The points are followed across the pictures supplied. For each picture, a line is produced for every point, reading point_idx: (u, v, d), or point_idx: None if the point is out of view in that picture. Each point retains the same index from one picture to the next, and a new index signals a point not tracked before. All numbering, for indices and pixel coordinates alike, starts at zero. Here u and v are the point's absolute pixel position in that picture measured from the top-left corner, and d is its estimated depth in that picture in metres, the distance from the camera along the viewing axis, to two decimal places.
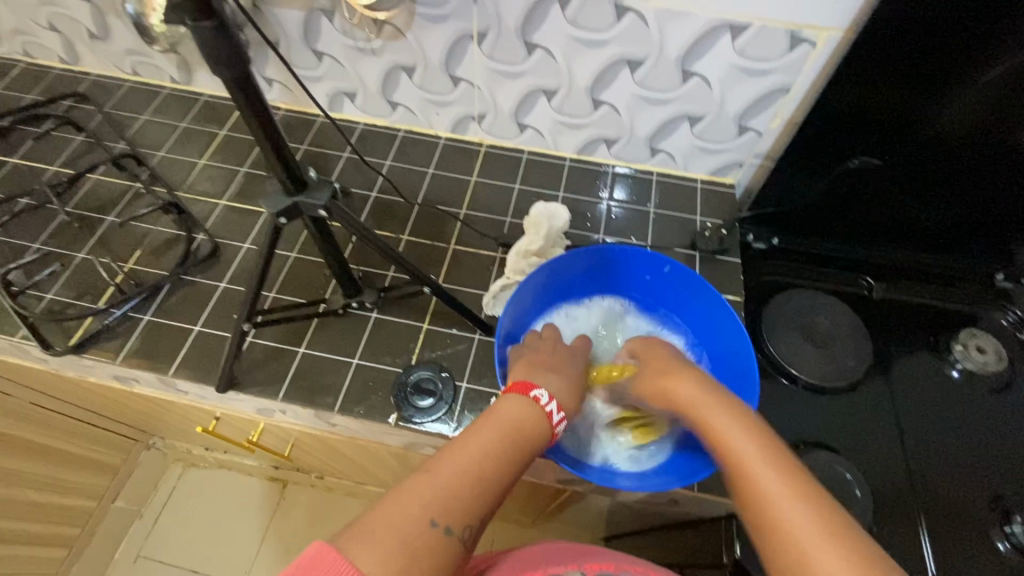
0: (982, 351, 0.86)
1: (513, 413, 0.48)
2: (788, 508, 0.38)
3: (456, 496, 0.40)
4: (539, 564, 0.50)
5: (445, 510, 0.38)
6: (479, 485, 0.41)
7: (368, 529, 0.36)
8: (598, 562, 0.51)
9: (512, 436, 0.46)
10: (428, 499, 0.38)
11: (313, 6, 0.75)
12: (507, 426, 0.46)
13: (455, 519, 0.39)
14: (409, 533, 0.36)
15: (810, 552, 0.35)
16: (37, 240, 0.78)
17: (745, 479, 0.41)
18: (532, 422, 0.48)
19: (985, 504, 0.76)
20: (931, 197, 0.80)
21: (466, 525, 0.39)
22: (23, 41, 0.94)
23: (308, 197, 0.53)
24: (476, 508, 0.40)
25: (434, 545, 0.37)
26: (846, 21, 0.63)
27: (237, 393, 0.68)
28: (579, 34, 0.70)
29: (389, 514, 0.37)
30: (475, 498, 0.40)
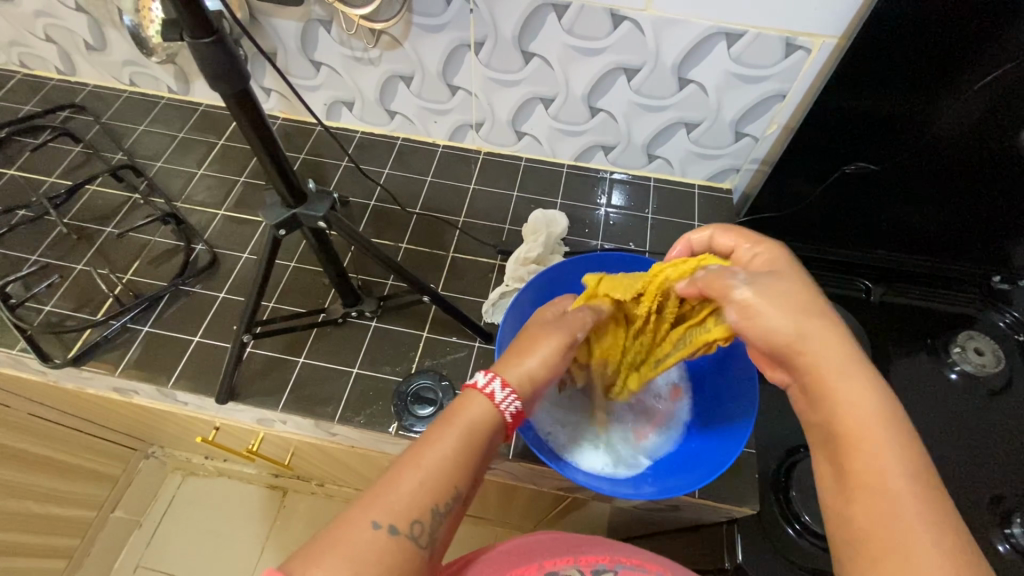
0: (981, 353, 0.87)
1: (463, 405, 0.46)
2: (896, 481, 0.37)
3: (403, 501, 0.40)
4: (533, 556, 0.51)
5: (390, 512, 0.40)
6: (429, 484, 0.41)
7: (322, 546, 0.38)
8: (593, 554, 0.51)
9: (464, 432, 0.45)
10: (372, 505, 0.40)
11: (310, 16, 0.75)
12: (469, 428, 0.45)
13: (401, 519, 0.40)
14: (356, 544, 0.38)
15: (913, 527, 0.35)
16: (36, 252, 0.78)
17: (857, 445, 0.39)
18: (492, 420, 0.46)
19: (985, 505, 0.77)
20: (929, 200, 0.80)
21: (416, 523, 0.40)
22: (20, 53, 0.95)
23: (307, 209, 0.53)
24: (425, 506, 0.41)
25: (383, 547, 0.38)
26: (841, 29, 0.64)
27: (237, 403, 0.68)
28: (575, 42, 0.71)
29: (336, 525, 0.39)
30: (419, 496, 0.41)
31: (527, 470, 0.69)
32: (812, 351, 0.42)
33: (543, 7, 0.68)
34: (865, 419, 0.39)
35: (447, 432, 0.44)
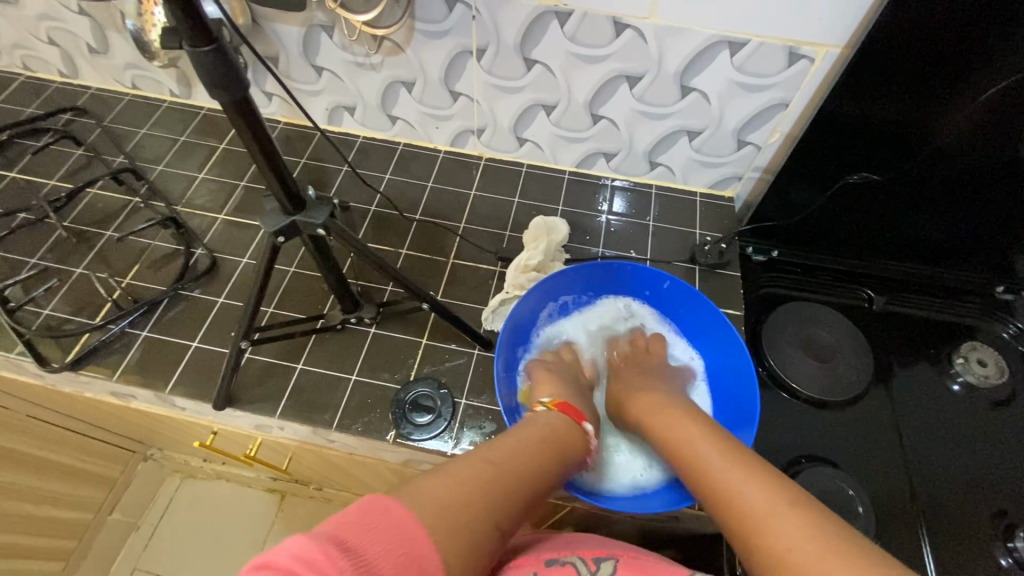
0: (983, 364, 0.87)
1: (559, 432, 0.54)
2: (754, 501, 0.42)
3: (499, 488, 0.43)
4: (531, 552, 0.50)
5: (501, 506, 0.42)
6: (525, 479, 0.45)
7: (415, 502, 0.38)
8: (591, 547, 0.50)
9: (550, 445, 0.51)
10: (488, 487, 0.42)
11: (312, 22, 0.75)
12: (549, 435, 0.52)
13: (507, 516, 0.42)
14: (457, 511, 0.39)
15: (776, 536, 0.39)
16: (35, 255, 0.78)
17: (715, 490, 0.45)
18: (567, 439, 0.54)
19: (987, 518, 0.76)
20: (932, 210, 0.80)
21: (511, 523, 0.42)
22: (22, 55, 0.95)
23: (307, 216, 0.53)
24: (520, 509, 0.44)
25: (477, 529, 0.39)
26: (844, 38, 0.63)
27: (234, 410, 0.67)
28: (577, 49, 0.71)
29: (448, 490, 0.39)
30: (519, 499, 0.44)
31: None
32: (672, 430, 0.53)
33: (545, 15, 0.68)
34: (714, 464, 0.47)
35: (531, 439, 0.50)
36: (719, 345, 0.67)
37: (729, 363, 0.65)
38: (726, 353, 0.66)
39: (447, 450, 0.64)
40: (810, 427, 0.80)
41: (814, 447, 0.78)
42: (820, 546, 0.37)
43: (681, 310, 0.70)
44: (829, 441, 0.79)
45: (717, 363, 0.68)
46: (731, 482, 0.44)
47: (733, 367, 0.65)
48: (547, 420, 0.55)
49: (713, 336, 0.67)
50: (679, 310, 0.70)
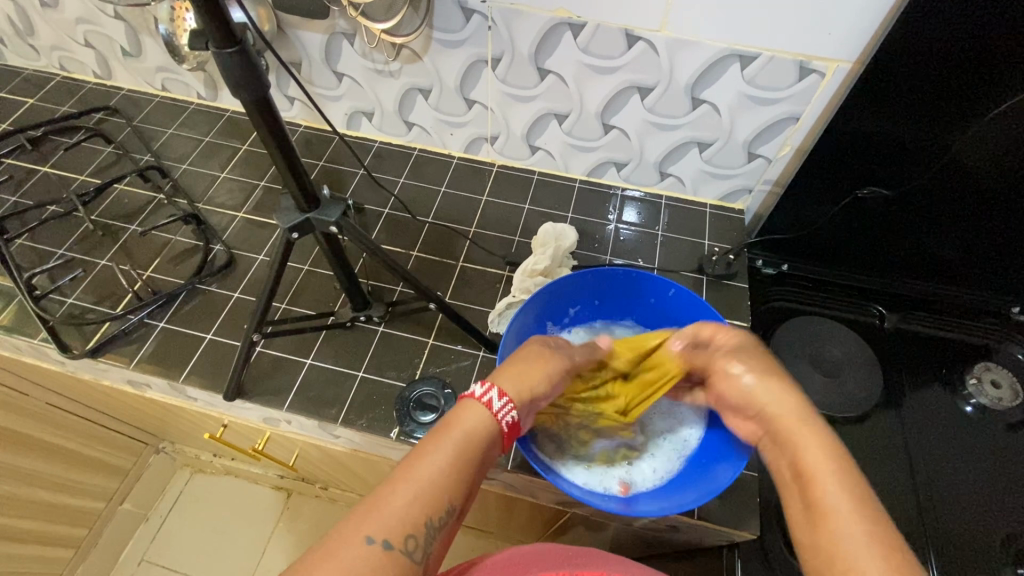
0: (997, 385, 0.86)
1: (468, 426, 0.47)
2: (851, 526, 0.41)
3: (401, 516, 0.41)
4: (531, 567, 0.54)
5: (384, 527, 0.41)
6: (424, 495, 0.43)
7: (314, 559, 0.39)
8: (587, 568, 0.54)
9: (457, 444, 0.46)
10: (365, 521, 0.41)
11: (334, 30, 0.78)
12: (461, 437, 0.46)
13: (395, 533, 0.41)
14: (346, 557, 0.39)
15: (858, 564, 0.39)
16: (63, 246, 0.81)
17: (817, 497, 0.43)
18: (486, 429, 0.48)
19: (998, 544, 0.74)
20: (945, 227, 0.79)
21: (410, 537, 0.41)
22: (60, 57, 0.99)
23: (321, 213, 0.55)
24: (419, 519, 0.42)
25: (377, 562, 0.39)
26: (855, 53, 0.64)
27: (243, 401, 0.69)
28: (591, 61, 0.72)
29: (331, 546, 0.40)
30: (411, 510, 0.42)
31: (525, 482, 0.68)
32: (781, 422, 0.50)
33: (558, 27, 0.70)
34: (816, 466, 0.45)
35: (441, 443, 0.46)
36: None
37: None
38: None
39: None
40: None
41: None
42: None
43: (683, 318, 0.70)
44: None
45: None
46: (825, 483, 0.44)
47: None
48: (468, 419, 0.48)
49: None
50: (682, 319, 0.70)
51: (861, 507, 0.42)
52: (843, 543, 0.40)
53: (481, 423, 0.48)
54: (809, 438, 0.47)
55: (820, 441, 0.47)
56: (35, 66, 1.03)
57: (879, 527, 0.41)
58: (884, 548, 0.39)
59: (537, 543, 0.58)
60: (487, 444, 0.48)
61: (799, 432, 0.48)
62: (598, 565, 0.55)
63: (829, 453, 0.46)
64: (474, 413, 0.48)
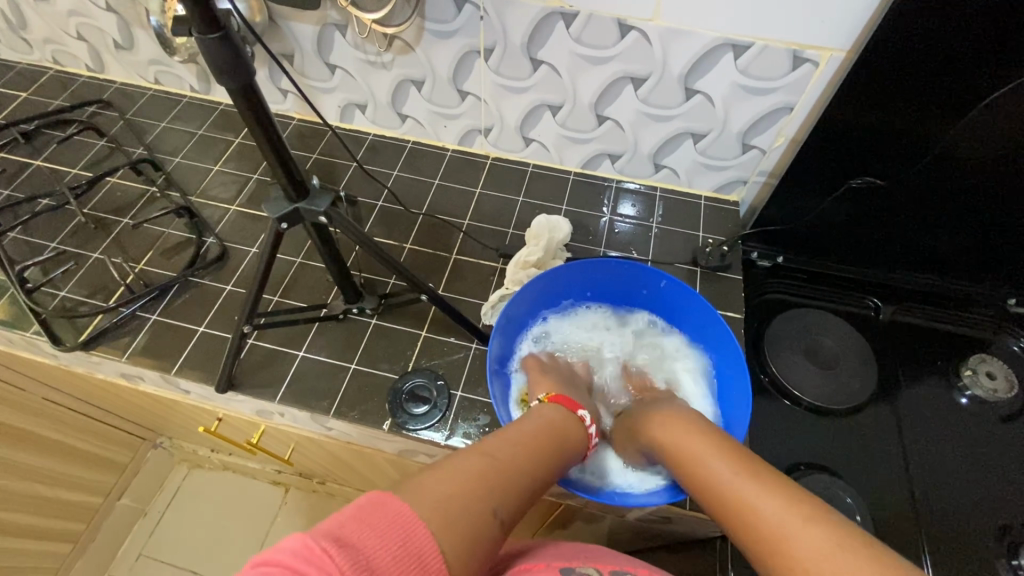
0: (992, 377, 0.85)
1: (552, 424, 0.54)
2: (763, 503, 0.43)
3: (517, 495, 0.44)
4: (541, 558, 0.52)
5: (492, 489, 0.42)
6: (522, 476, 0.45)
7: (428, 487, 0.39)
8: (605, 560, 0.52)
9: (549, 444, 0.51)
10: (477, 474, 0.42)
11: (326, 21, 0.77)
12: (550, 437, 0.52)
13: (501, 501, 0.42)
14: (464, 498, 0.39)
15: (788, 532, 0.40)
16: (56, 239, 0.81)
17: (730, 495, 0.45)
18: (576, 442, 0.55)
19: (992, 535, 0.74)
20: (940, 217, 0.79)
21: (509, 509, 0.42)
22: (52, 50, 0.99)
23: (310, 203, 0.54)
24: (515, 495, 0.44)
25: (483, 514, 0.40)
26: (849, 42, 0.63)
27: (236, 393, 0.69)
28: (583, 51, 0.72)
29: (447, 480, 0.40)
30: (513, 486, 0.44)
31: None
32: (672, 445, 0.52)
33: (551, 16, 0.69)
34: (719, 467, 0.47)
35: (547, 450, 0.51)
36: (713, 345, 0.67)
37: (724, 371, 0.65)
38: (727, 371, 0.64)
39: (441, 441, 0.65)
40: (810, 435, 0.79)
41: (814, 455, 0.78)
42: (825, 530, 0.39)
43: (677, 309, 0.70)
44: (829, 450, 0.78)
45: (717, 372, 0.67)
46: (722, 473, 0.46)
47: (730, 376, 0.64)
48: (563, 428, 0.55)
49: (711, 344, 0.67)
50: (675, 310, 0.70)
51: (769, 488, 0.43)
52: (765, 516, 0.42)
53: (572, 438, 0.55)
54: (704, 446, 0.50)
55: (709, 442, 0.50)
56: (28, 60, 1.03)
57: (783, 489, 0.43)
58: (796, 506, 0.41)
59: (550, 544, 0.56)
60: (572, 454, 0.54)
61: (692, 446, 0.50)
62: (615, 560, 0.52)
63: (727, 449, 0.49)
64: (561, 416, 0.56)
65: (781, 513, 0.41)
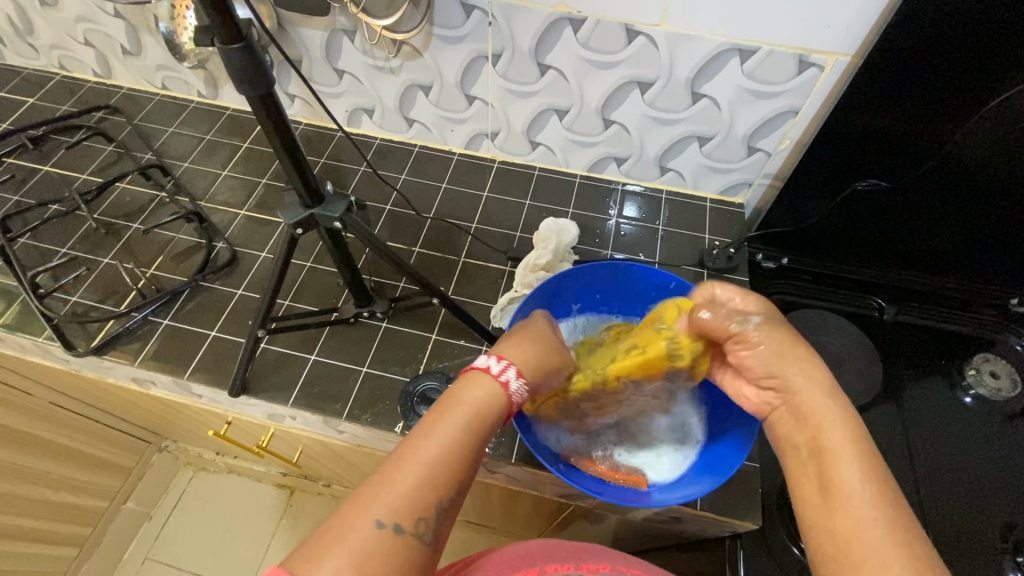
0: (996, 376, 0.86)
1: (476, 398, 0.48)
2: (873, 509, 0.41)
3: (409, 496, 0.42)
4: (535, 561, 0.54)
5: (390, 510, 0.40)
6: (433, 474, 0.43)
7: (322, 546, 0.38)
8: (591, 563, 0.55)
9: (468, 418, 0.46)
10: (372, 502, 0.41)
11: (335, 27, 0.78)
12: (473, 414, 0.47)
13: (402, 516, 0.40)
14: (360, 545, 0.39)
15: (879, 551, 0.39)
16: (66, 244, 0.81)
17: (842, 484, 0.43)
18: (494, 401, 0.48)
19: (997, 534, 0.75)
20: (943, 218, 0.79)
21: (419, 518, 0.41)
22: (60, 56, 0.99)
23: (325, 209, 0.55)
24: (427, 500, 0.42)
25: (389, 545, 0.39)
26: (853, 47, 0.64)
27: (248, 397, 0.69)
28: (590, 55, 0.72)
29: (342, 532, 0.39)
30: (421, 491, 0.42)
31: (528, 475, 0.69)
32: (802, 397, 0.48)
33: (559, 22, 0.70)
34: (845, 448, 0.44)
35: (450, 419, 0.46)
36: None
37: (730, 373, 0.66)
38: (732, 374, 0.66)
39: None
40: None
41: None
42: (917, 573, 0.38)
43: None
44: None
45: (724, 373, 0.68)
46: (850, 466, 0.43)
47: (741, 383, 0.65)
48: (473, 391, 0.48)
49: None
50: None
51: (881, 500, 0.41)
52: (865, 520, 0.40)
53: (487, 395, 0.48)
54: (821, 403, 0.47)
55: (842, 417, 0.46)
56: (35, 66, 1.03)
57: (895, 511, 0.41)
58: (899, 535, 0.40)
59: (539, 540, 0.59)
60: (495, 415, 0.48)
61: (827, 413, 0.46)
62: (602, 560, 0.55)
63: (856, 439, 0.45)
64: (480, 389, 0.48)
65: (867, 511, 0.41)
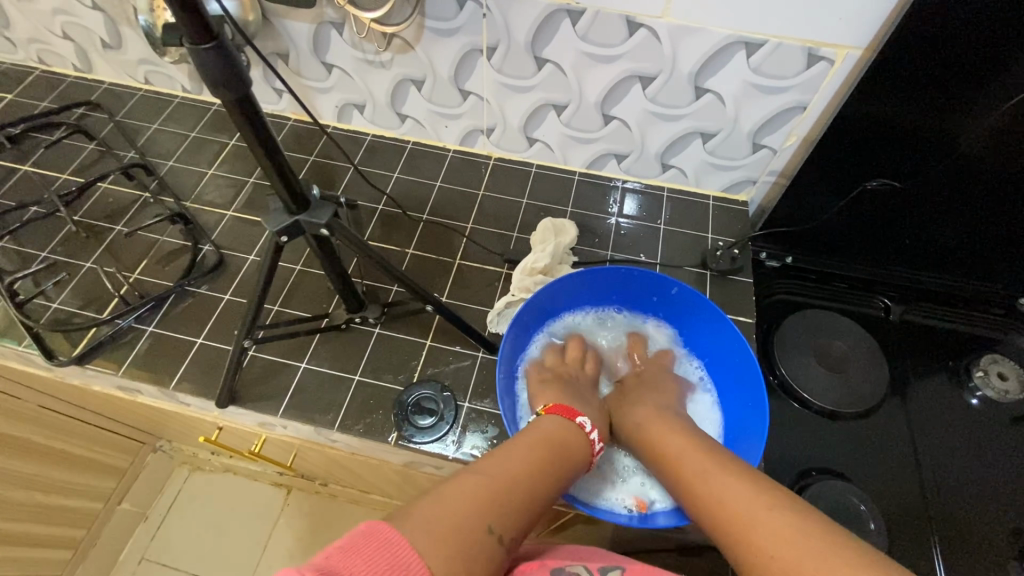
0: (1004, 378, 0.84)
1: (548, 430, 0.53)
2: (731, 497, 0.44)
3: (497, 503, 0.43)
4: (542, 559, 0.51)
5: (487, 510, 0.42)
6: (517, 484, 0.45)
7: (417, 518, 0.38)
8: (596, 557, 0.52)
9: (546, 447, 0.50)
10: (472, 498, 0.41)
11: (322, 19, 0.75)
12: (544, 440, 0.51)
13: (496, 518, 0.42)
14: (460, 537, 0.39)
15: (758, 536, 0.41)
16: (47, 248, 0.78)
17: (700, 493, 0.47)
18: (576, 448, 0.53)
19: (1004, 538, 0.74)
20: (953, 215, 0.77)
21: (506, 525, 0.42)
22: (37, 49, 0.95)
23: (311, 215, 0.52)
24: (514, 510, 0.43)
25: (480, 542, 0.39)
26: (866, 40, 0.61)
27: (237, 407, 0.67)
28: (590, 49, 0.69)
29: (438, 518, 0.39)
30: (510, 502, 0.43)
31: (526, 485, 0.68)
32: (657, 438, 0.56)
33: (556, 14, 0.67)
34: (692, 460, 0.50)
35: (526, 444, 0.49)
36: (724, 352, 0.65)
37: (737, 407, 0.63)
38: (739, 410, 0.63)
39: (447, 454, 0.63)
40: (821, 438, 0.78)
41: (824, 459, 0.77)
42: (798, 532, 0.39)
43: (687, 316, 0.68)
44: (841, 453, 0.77)
45: (733, 401, 0.65)
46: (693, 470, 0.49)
47: (743, 387, 0.63)
48: (561, 435, 0.53)
49: (733, 377, 0.65)
50: (686, 317, 0.69)
51: (743, 484, 0.45)
52: (734, 512, 0.43)
53: (560, 432, 0.53)
54: (721, 480, 0.46)
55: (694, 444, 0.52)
56: (12, 60, 0.99)
57: (755, 484, 0.44)
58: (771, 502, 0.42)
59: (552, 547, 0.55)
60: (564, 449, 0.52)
61: (675, 449, 0.52)
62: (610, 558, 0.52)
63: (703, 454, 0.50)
64: (552, 423, 0.54)
65: (793, 549, 0.38)
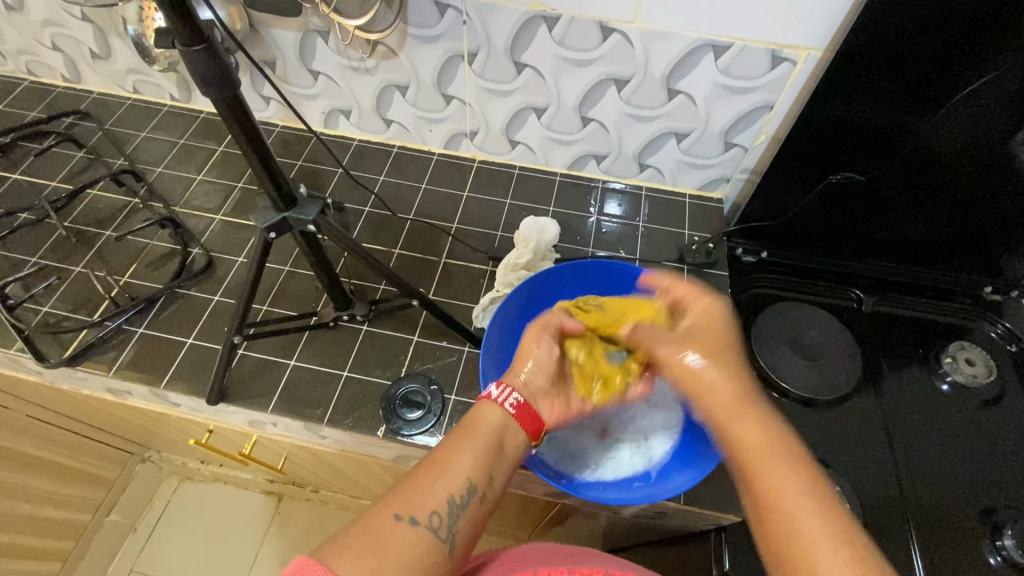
0: (971, 363, 0.87)
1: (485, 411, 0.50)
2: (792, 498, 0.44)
3: (420, 494, 0.43)
4: (527, 565, 0.50)
5: (408, 504, 0.42)
6: (443, 474, 0.45)
7: (344, 537, 0.39)
8: (586, 566, 0.50)
9: (479, 430, 0.49)
10: (391, 499, 0.43)
11: (308, 27, 0.77)
12: (480, 424, 0.49)
13: (419, 510, 0.42)
14: (380, 540, 0.40)
15: (811, 547, 0.41)
16: (37, 254, 0.79)
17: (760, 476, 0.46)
18: (507, 421, 0.50)
19: (976, 518, 0.76)
20: (916, 207, 0.81)
21: (433, 513, 0.42)
22: (26, 60, 0.97)
23: (297, 212, 0.54)
24: (439, 498, 0.43)
25: (405, 538, 0.40)
26: (825, 42, 0.65)
27: (227, 405, 0.68)
28: (567, 53, 0.72)
29: (362, 527, 0.40)
30: (434, 492, 0.44)
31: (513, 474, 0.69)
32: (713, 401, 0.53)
33: (533, 19, 0.70)
34: (755, 441, 0.48)
35: (460, 430, 0.48)
36: None
37: None
38: None
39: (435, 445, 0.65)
40: (799, 426, 0.80)
41: None
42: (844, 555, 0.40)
43: None
44: (817, 439, 0.80)
45: None
46: (754, 447, 0.48)
47: None
48: (484, 409, 0.50)
49: None
50: None
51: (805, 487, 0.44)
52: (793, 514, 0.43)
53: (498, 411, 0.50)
54: (791, 485, 0.44)
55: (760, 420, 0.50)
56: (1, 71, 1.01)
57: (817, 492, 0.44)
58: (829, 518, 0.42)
59: (537, 548, 0.54)
60: (502, 430, 0.49)
61: (742, 422, 0.50)
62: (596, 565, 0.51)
63: (769, 437, 0.48)
64: (493, 405, 0.50)
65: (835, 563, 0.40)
